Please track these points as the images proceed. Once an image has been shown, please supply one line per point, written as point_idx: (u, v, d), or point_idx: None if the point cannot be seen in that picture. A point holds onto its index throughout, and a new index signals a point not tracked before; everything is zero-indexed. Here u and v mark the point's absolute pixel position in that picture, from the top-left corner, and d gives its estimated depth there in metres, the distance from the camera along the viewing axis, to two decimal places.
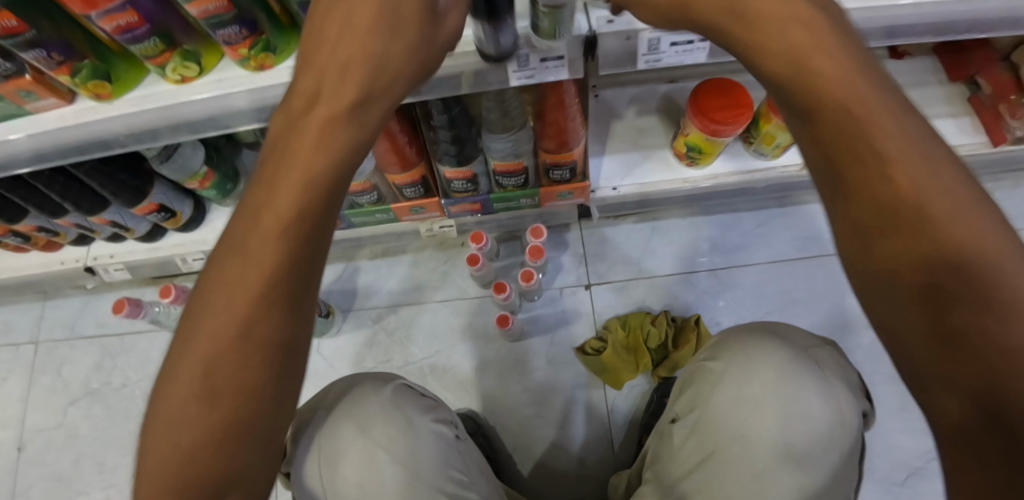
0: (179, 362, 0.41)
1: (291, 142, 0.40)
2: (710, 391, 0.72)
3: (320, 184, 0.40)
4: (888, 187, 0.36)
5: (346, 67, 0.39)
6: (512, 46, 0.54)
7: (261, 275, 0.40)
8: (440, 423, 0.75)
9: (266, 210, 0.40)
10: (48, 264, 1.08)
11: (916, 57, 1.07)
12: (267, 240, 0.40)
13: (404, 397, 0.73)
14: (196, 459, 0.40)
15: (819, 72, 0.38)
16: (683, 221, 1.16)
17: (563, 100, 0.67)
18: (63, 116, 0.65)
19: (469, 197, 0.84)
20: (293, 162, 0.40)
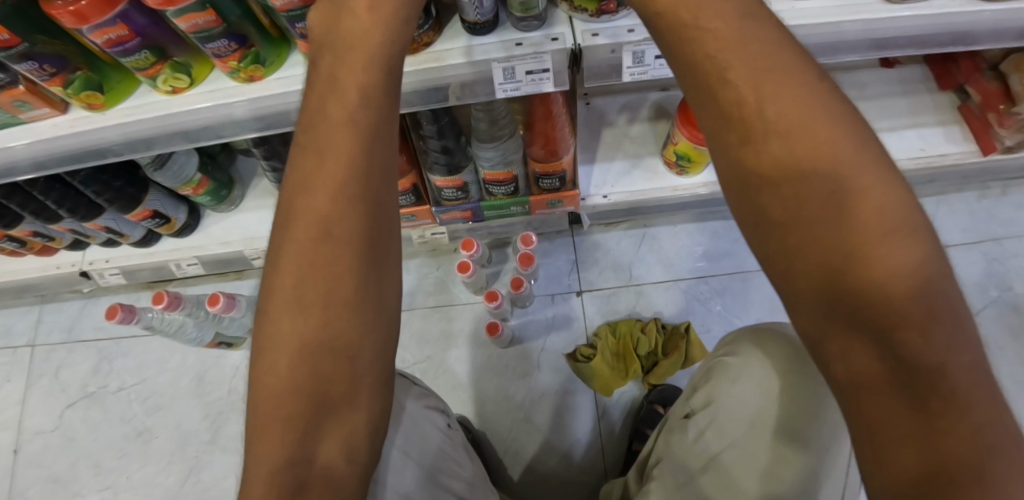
0: (266, 351, 0.44)
1: (321, 139, 0.45)
2: (734, 384, 0.59)
3: (366, 167, 0.45)
4: (789, 172, 0.38)
5: (358, 66, 0.46)
6: (497, 60, 0.56)
7: (329, 252, 0.44)
8: (431, 408, 0.72)
9: (320, 198, 0.44)
10: (45, 268, 1.09)
11: (905, 65, 1.08)
12: (328, 223, 0.44)
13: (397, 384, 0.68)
14: (297, 430, 0.43)
15: (726, 73, 0.40)
16: (674, 228, 1.17)
17: (551, 110, 0.68)
18: (56, 124, 0.65)
19: (460, 205, 0.85)
20: (332, 154, 0.44)
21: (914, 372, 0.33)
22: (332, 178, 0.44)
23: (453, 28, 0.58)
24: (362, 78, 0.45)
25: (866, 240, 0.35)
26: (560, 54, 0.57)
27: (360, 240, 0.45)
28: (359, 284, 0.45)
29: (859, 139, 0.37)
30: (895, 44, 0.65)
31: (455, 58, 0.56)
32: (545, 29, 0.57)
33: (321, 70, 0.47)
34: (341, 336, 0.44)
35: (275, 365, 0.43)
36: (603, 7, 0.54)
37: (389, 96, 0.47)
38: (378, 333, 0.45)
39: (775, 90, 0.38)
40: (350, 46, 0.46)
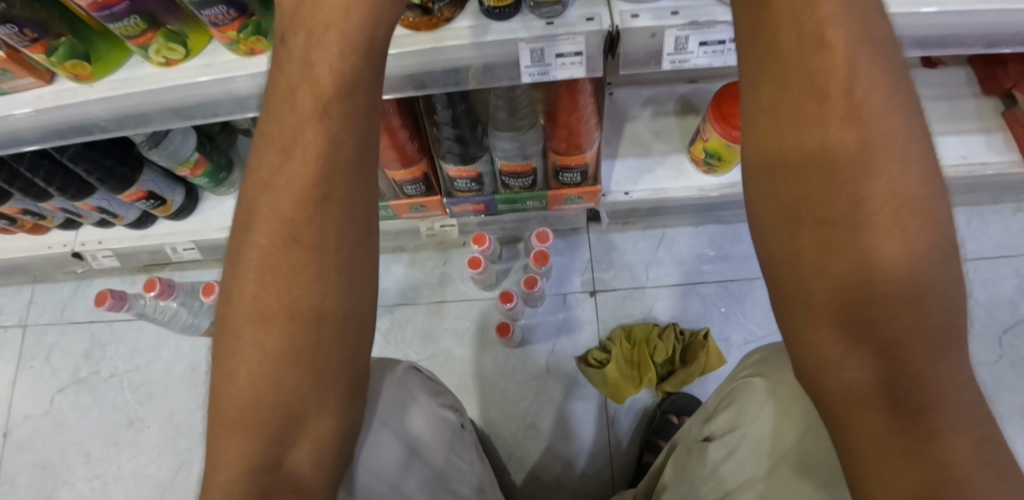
0: (229, 358, 0.40)
1: (288, 132, 0.39)
2: (759, 411, 0.53)
3: (332, 166, 0.38)
4: (811, 179, 0.37)
5: (338, 39, 0.37)
6: (527, 39, 0.51)
7: (291, 256, 0.39)
8: (446, 406, 0.67)
9: (287, 193, 0.39)
10: (36, 248, 1.05)
11: (949, 67, 1.01)
12: (290, 228, 0.39)
13: (418, 380, 0.61)
14: (258, 442, 0.39)
15: (825, 33, 0.36)
16: (693, 230, 1.11)
17: (577, 101, 0.62)
18: (41, 96, 0.61)
19: (473, 197, 0.80)
20: (300, 151, 0.38)
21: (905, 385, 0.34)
22: (294, 178, 0.38)
23: (475, 5, 0.52)
24: (337, 61, 0.37)
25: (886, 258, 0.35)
26: (596, 37, 0.51)
27: (324, 247, 0.39)
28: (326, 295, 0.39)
29: (914, 146, 0.35)
30: (960, 41, 0.59)
31: (479, 36, 0.51)
32: (578, 8, 0.52)
33: (292, 47, 0.38)
34: (305, 343, 0.39)
35: (234, 372, 0.39)
36: None
37: (370, 82, 0.39)
38: (350, 340, 0.40)
39: (850, 71, 0.36)
40: (324, 18, 0.37)
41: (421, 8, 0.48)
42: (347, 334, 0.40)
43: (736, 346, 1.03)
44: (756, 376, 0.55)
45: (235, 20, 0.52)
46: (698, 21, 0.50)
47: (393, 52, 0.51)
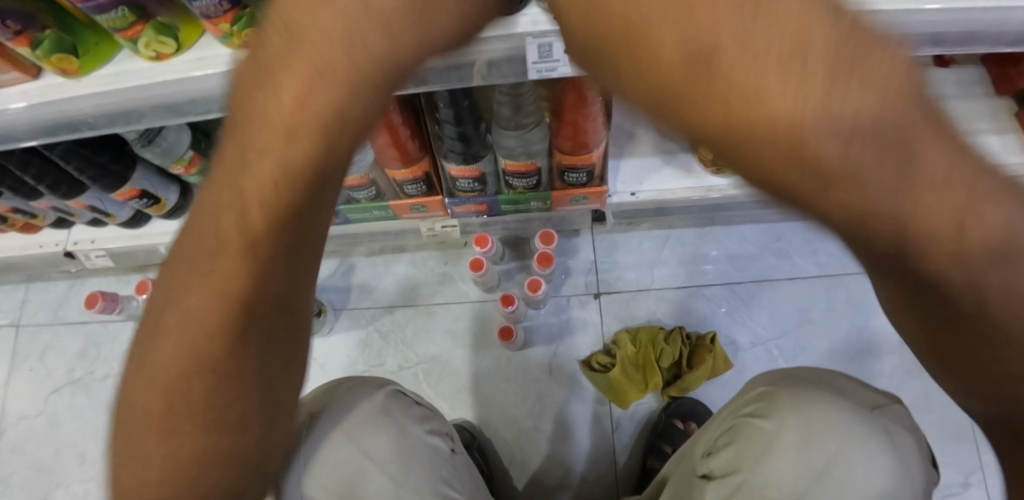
0: (138, 409, 0.37)
1: (223, 202, 0.33)
2: (760, 457, 0.58)
3: (275, 228, 0.33)
4: (990, 186, 0.25)
5: (289, 98, 0.29)
6: (535, 34, 0.48)
7: (230, 332, 0.36)
8: (435, 434, 0.66)
9: (219, 258, 0.34)
10: (27, 247, 1.02)
11: (961, 66, 0.99)
12: (233, 306, 0.35)
13: (397, 405, 0.63)
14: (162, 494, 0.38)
15: None
16: (699, 230, 1.09)
17: (584, 99, 0.60)
18: (28, 92, 0.58)
19: (475, 197, 0.78)
20: (250, 201, 0.32)
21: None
22: (229, 246, 0.34)
23: None
24: (289, 126, 0.29)
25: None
26: None
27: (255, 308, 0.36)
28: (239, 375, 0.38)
29: None
30: (985, 39, 0.56)
31: (484, 30, 0.49)
32: None
33: (238, 99, 0.30)
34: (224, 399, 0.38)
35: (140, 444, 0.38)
36: None
37: (319, 148, 0.31)
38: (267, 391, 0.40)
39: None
40: (285, 75, 0.28)
41: None
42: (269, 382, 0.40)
43: (743, 350, 1.01)
44: (757, 416, 0.60)
45: (229, 11, 0.49)
46: None
47: None
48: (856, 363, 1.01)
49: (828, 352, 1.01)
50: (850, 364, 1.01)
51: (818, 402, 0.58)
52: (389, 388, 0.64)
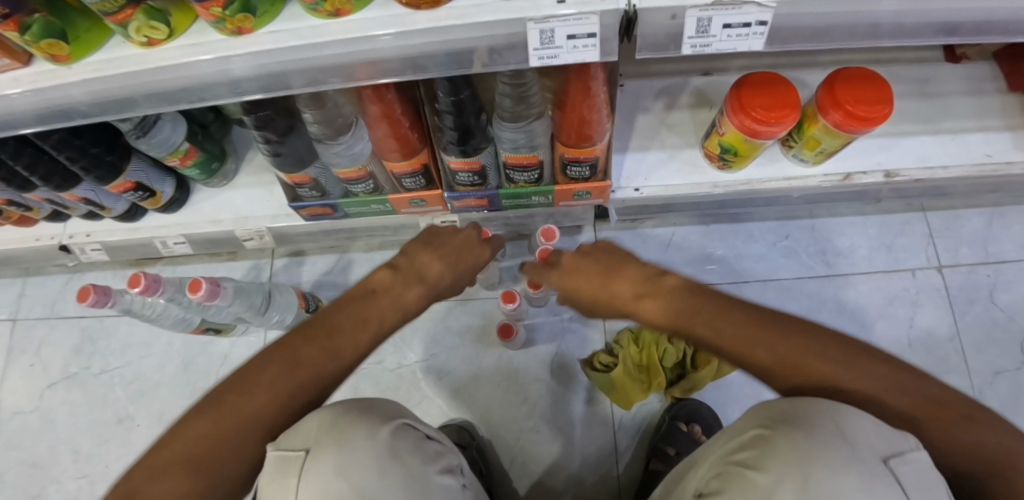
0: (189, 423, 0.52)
1: (334, 341, 0.59)
2: None
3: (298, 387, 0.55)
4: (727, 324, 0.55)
5: (417, 292, 0.67)
6: (536, 19, 0.47)
7: (255, 431, 0.52)
8: (446, 473, 0.57)
9: (265, 388, 0.54)
10: (23, 240, 1.01)
11: (973, 61, 0.94)
12: (267, 420, 0.53)
13: (406, 438, 0.55)
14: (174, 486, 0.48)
15: (668, 283, 0.61)
16: (704, 228, 1.07)
17: (589, 89, 0.58)
18: (18, 79, 0.57)
19: (475, 192, 0.76)
20: (300, 371, 0.55)
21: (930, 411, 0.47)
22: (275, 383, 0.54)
23: None
24: (414, 297, 0.67)
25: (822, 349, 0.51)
26: (612, 16, 0.47)
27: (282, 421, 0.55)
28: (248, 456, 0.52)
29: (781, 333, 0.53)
30: (1003, 28, 0.54)
31: (485, 15, 0.47)
32: None
33: (372, 288, 0.65)
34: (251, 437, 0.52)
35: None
36: None
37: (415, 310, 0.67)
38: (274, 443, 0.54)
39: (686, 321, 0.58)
40: (404, 282, 0.67)
41: None
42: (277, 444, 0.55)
43: None
44: (753, 466, 0.47)
45: None
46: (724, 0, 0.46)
47: (395, 30, 0.48)
48: None
49: None
50: None
51: (829, 459, 0.43)
52: (398, 423, 0.56)
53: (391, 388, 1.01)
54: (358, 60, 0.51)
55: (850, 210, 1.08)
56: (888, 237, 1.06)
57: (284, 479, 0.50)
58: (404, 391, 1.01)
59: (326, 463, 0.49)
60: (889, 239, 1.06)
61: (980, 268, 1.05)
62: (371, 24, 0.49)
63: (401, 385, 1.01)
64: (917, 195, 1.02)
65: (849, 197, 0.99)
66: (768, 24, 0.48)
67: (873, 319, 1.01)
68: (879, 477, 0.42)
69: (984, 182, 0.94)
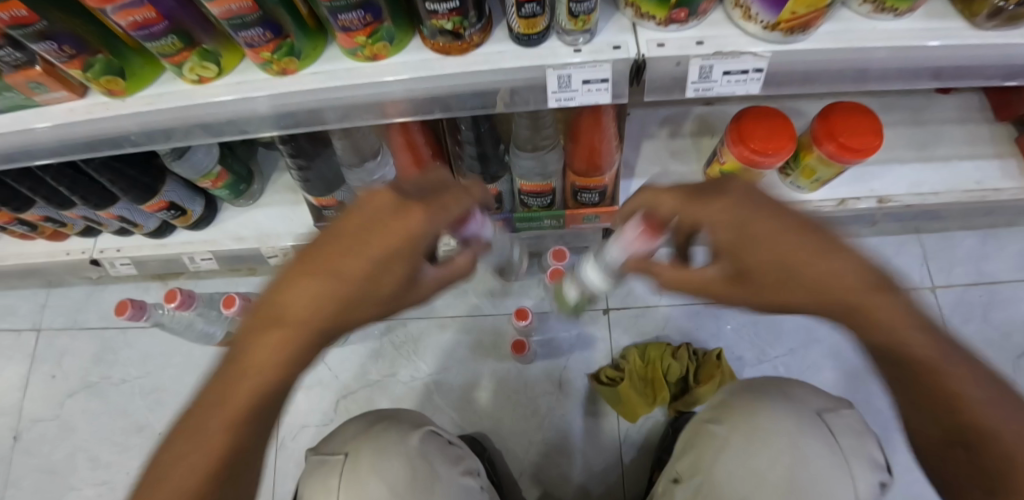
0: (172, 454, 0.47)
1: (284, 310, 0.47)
2: (717, 456, 0.69)
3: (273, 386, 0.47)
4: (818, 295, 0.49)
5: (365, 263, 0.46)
6: (553, 66, 0.52)
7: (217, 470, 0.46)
8: (467, 475, 0.69)
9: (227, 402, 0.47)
10: (54, 254, 1.06)
11: (962, 93, 1.00)
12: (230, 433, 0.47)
13: (432, 445, 0.68)
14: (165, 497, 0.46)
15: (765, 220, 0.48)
16: (707, 248, 1.12)
17: (599, 123, 0.63)
18: (73, 109, 0.62)
19: (491, 215, 0.81)
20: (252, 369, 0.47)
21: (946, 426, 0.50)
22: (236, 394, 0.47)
23: (506, 29, 0.53)
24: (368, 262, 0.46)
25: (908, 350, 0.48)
26: (623, 64, 0.52)
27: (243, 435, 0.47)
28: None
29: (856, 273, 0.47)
30: (980, 72, 0.58)
31: (505, 61, 0.52)
32: (605, 35, 0.53)
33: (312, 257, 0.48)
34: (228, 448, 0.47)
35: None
36: (671, 15, 0.50)
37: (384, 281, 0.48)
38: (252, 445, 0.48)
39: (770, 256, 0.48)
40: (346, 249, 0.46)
41: (453, 33, 0.49)
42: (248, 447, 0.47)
43: (748, 367, 1.03)
44: (712, 421, 0.73)
45: (272, 42, 0.51)
46: (724, 51, 0.52)
47: (421, 73, 0.53)
48: (860, 382, 1.02)
49: (833, 370, 1.03)
50: (854, 383, 1.02)
51: (770, 407, 0.70)
52: (426, 429, 0.70)
53: (403, 400, 1.05)
54: (386, 98, 0.56)
55: (848, 233, 1.12)
56: (883, 257, 1.10)
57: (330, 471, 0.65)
58: (416, 403, 1.05)
59: (366, 463, 0.64)
60: (885, 260, 1.09)
61: (971, 289, 1.09)
62: (400, 69, 0.53)
63: (413, 397, 1.05)
64: (910, 218, 1.07)
65: (845, 220, 1.04)
66: (764, 71, 0.54)
67: None
68: (809, 420, 0.68)
69: (974, 208, 0.98)
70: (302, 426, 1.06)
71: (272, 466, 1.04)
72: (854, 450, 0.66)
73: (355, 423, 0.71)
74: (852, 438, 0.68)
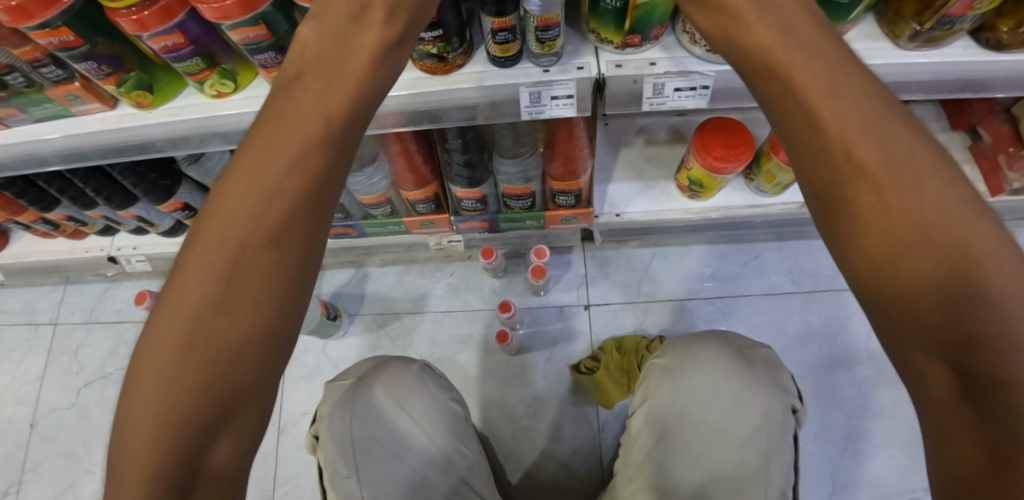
0: (169, 300, 0.36)
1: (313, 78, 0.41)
2: (663, 380, 0.86)
3: (334, 164, 0.40)
4: (834, 71, 0.36)
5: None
6: (525, 84, 0.60)
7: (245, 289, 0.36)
8: (454, 401, 0.94)
9: (253, 222, 0.37)
10: (74, 251, 1.14)
11: (920, 102, 1.05)
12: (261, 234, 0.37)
13: (428, 375, 0.93)
14: (170, 359, 0.35)
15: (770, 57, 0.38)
16: (683, 249, 1.19)
17: (572, 133, 0.71)
18: (105, 119, 0.70)
19: (478, 216, 0.89)
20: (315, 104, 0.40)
21: (900, 327, 0.34)
22: (274, 176, 0.38)
23: (484, 51, 0.61)
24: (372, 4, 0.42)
25: (905, 190, 0.33)
26: (585, 82, 0.60)
27: (311, 252, 0.39)
28: (257, 345, 0.36)
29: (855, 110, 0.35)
30: (908, 88, 0.64)
31: (486, 80, 0.60)
32: (571, 57, 0.61)
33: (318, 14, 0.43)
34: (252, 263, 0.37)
35: (129, 415, 0.35)
36: (627, 40, 0.58)
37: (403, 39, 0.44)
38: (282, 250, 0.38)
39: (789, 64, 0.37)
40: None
41: (438, 57, 0.57)
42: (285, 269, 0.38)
43: None
44: (659, 357, 0.90)
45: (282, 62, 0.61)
46: (673, 71, 0.59)
47: (414, 91, 0.60)
48: (824, 373, 1.10)
49: (798, 362, 1.10)
50: (819, 375, 1.09)
51: (703, 341, 0.88)
52: (420, 363, 0.94)
53: None
54: (382, 112, 0.63)
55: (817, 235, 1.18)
56: None
57: (345, 390, 0.87)
58: None
59: (378, 379, 0.88)
60: None
61: None
62: (392, 85, 0.60)
63: None
64: None
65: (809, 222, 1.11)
66: (710, 88, 0.62)
67: (835, 333, 1.12)
68: (732, 352, 0.87)
69: None
70: (304, 414, 1.13)
71: (276, 451, 1.11)
72: (767, 374, 0.84)
73: (360, 364, 0.92)
74: (769, 368, 0.86)
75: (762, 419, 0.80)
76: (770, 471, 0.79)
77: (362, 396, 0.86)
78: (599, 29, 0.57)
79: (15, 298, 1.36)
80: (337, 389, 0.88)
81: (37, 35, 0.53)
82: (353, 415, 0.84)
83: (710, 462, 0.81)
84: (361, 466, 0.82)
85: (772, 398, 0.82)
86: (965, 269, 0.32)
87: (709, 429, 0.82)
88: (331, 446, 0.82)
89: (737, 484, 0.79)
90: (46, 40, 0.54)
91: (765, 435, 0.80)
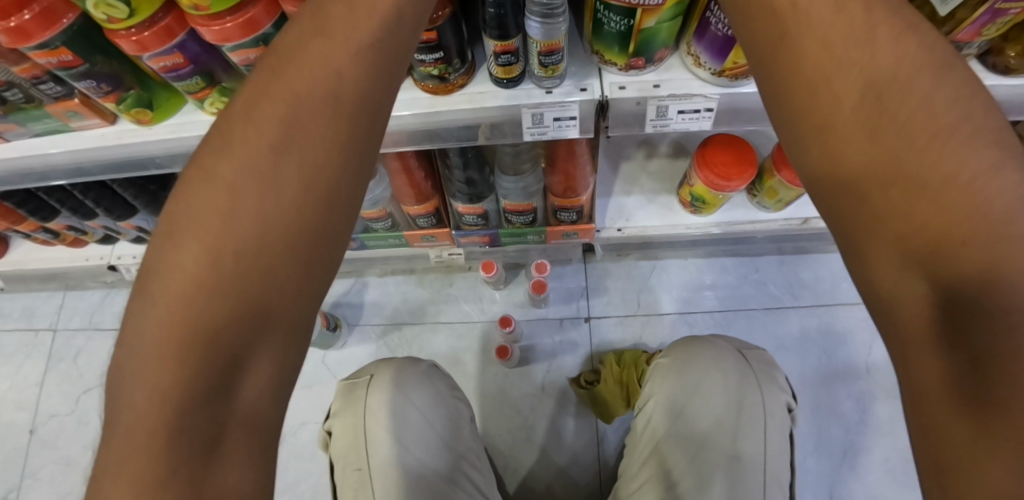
0: (164, 263, 0.33)
1: (321, 30, 0.36)
2: (663, 378, 0.87)
3: (378, 94, 0.37)
4: (862, 19, 0.32)
5: None
6: (527, 106, 0.59)
7: (258, 257, 0.33)
8: (461, 399, 0.95)
9: (266, 185, 0.34)
10: (73, 259, 1.14)
11: None
12: (278, 201, 0.34)
13: (438, 374, 0.93)
14: (169, 331, 0.31)
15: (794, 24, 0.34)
16: (683, 262, 1.19)
17: (573, 152, 0.70)
18: (105, 134, 0.70)
19: (479, 230, 0.88)
20: (357, 22, 0.36)
21: (894, 283, 0.31)
22: (307, 97, 0.35)
23: (486, 71, 0.61)
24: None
25: (912, 125, 0.31)
26: (588, 104, 0.60)
27: (331, 206, 0.35)
28: (294, 279, 0.34)
29: (877, 55, 0.32)
30: None
31: (488, 101, 0.60)
32: (573, 79, 0.60)
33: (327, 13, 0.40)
34: (264, 229, 0.33)
35: (144, 345, 0.32)
36: (631, 63, 0.57)
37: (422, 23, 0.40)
38: (296, 214, 0.34)
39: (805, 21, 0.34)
40: None
41: (440, 77, 0.56)
42: (301, 236, 0.34)
43: None
44: (660, 356, 0.91)
45: None
46: (677, 94, 0.59)
47: (415, 111, 0.59)
48: (823, 387, 1.09)
49: (798, 376, 1.10)
50: (818, 390, 1.09)
51: (705, 339, 0.88)
52: (430, 363, 0.94)
53: None
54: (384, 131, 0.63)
55: (818, 248, 1.18)
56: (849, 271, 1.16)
57: (356, 387, 0.87)
58: None
59: (388, 373, 0.88)
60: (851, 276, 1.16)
61: None
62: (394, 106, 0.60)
63: None
64: None
65: (811, 236, 1.11)
66: (714, 111, 0.61)
67: (835, 348, 1.11)
68: (733, 352, 0.86)
69: None
70: (303, 423, 1.13)
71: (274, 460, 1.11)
72: (766, 374, 0.84)
73: (372, 363, 0.93)
74: (767, 364, 0.86)
75: (758, 416, 0.80)
76: (766, 460, 0.79)
77: (375, 391, 0.86)
78: (602, 51, 0.56)
79: (16, 303, 1.36)
80: (347, 386, 0.88)
81: (37, 54, 0.52)
82: (362, 412, 0.85)
83: (707, 460, 0.81)
84: (371, 456, 0.84)
85: (766, 396, 0.81)
86: (966, 223, 0.29)
87: (705, 426, 0.82)
88: (343, 440, 0.85)
89: (733, 473, 0.79)
90: (45, 59, 0.54)
91: (763, 426, 0.80)
